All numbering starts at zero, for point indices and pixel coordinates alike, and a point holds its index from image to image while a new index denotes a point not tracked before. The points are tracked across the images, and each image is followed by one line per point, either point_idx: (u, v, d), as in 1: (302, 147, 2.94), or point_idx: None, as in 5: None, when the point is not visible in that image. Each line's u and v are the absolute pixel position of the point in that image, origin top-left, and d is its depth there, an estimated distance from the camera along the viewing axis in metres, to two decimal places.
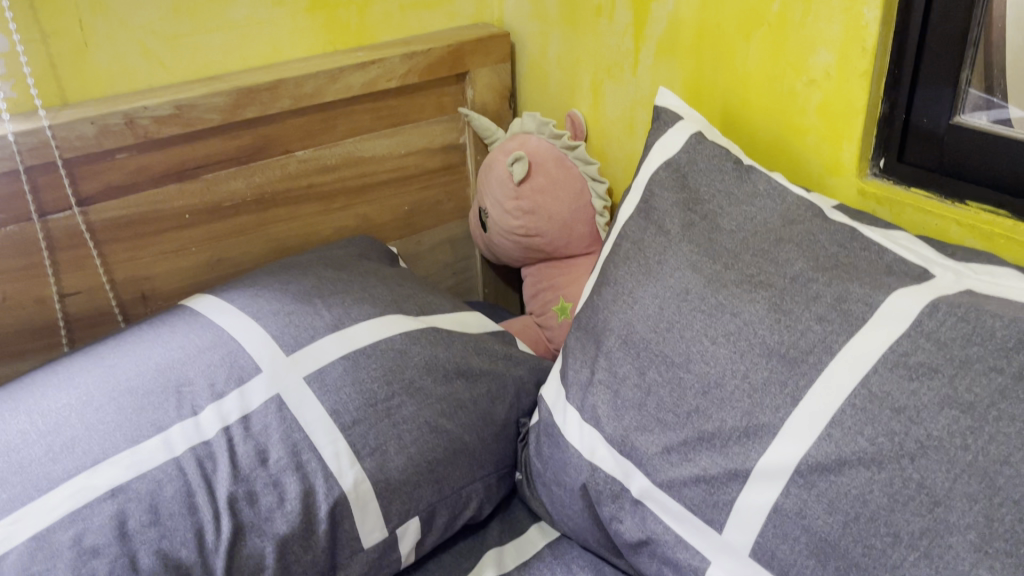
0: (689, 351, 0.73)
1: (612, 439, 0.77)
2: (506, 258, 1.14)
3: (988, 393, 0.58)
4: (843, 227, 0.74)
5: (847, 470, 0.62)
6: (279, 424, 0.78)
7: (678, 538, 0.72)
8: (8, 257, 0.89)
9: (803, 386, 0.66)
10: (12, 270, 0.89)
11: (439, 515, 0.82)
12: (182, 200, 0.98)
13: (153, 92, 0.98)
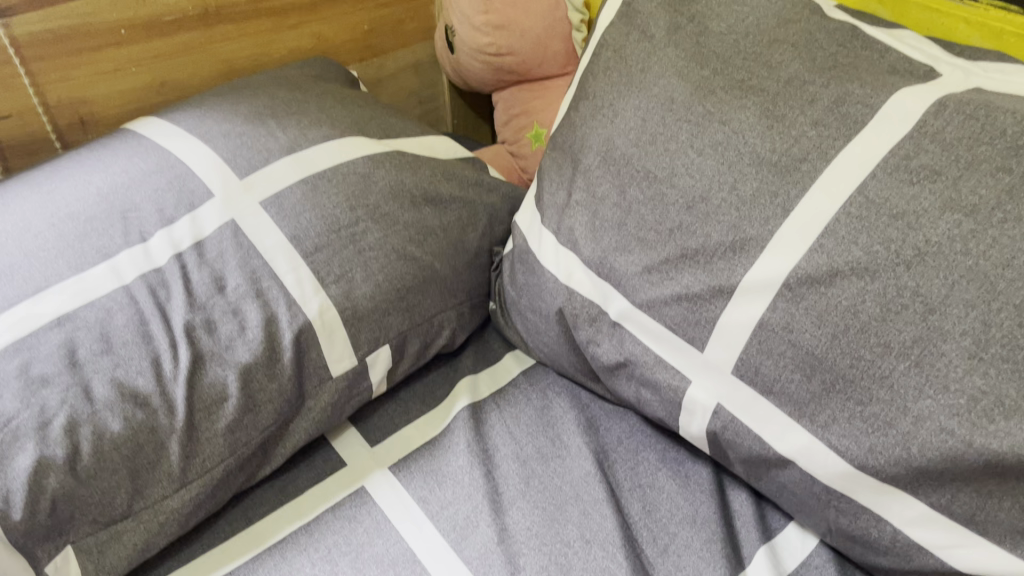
0: (673, 165, 0.68)
1: (590, 261, 0.73)
2: (477, 82, 1.06)
3: (994, 195, 0.54)
4: (842, 26, 0.68)
5: (838, 282, 0.59)
6: (236, 250, 0.74)
7: (657, 359, 0.70)
8: None
9: (795, 196, 0.61)
10: None
11: (411, 344, 0.80)
12: (115, 13, 0.89)
13: None
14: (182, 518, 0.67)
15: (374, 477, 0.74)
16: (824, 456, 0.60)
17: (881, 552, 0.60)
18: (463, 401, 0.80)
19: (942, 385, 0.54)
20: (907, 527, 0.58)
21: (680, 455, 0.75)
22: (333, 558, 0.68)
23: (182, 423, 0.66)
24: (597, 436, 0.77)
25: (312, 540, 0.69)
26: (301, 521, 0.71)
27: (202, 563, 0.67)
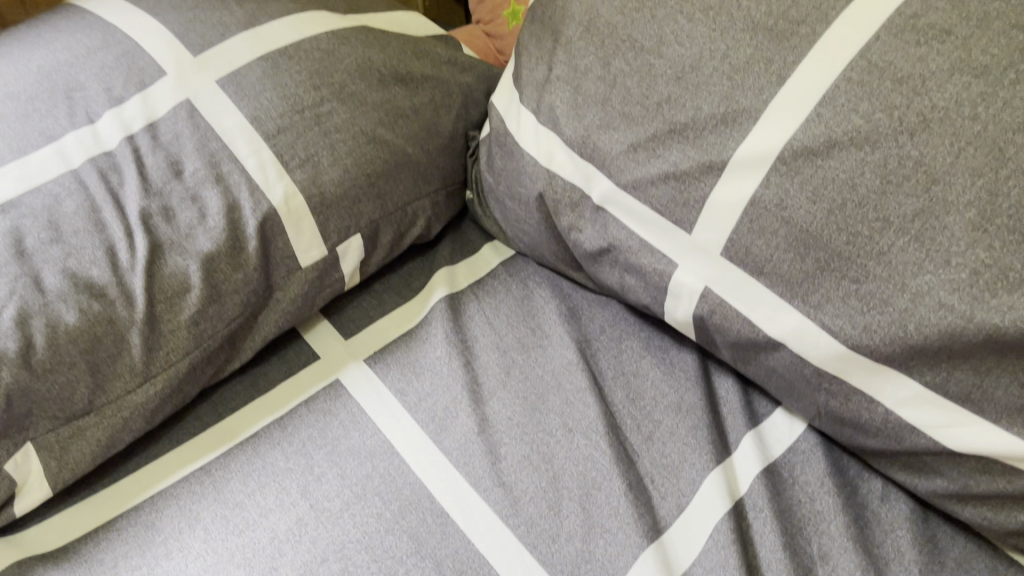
0: (661, 34, 0.63)
1: (571, 141, 0.69)
2: None
3: (1006, 54, 0.51)
4: None
5: (836, 154, 0.55)
6: (192, 133, 0.69)
7: (642, 243, 0.66)
8: None
9: (792, 63, 0.57)
10: None
11: (384, 233, 0.75)
12: None
13: None
14: (147, 414, 0.64)
15: (349, 370, 0.71)
16: (817, 337, 0.58)
17: (870, 434, 0.59)
18: (440, 293, 0.77)
19: (943, 260, 0.52)
20: (898, 408, 0.56)
21: (664, 343, 0.73)
22: (308, 451, 0.66)
23: (142, 315, 0.62)
24: (579, 325, 0.75)
25: (286, 434, 0.67)
26: (274, 416, 0.68)
27: (172, 459, 0.65)
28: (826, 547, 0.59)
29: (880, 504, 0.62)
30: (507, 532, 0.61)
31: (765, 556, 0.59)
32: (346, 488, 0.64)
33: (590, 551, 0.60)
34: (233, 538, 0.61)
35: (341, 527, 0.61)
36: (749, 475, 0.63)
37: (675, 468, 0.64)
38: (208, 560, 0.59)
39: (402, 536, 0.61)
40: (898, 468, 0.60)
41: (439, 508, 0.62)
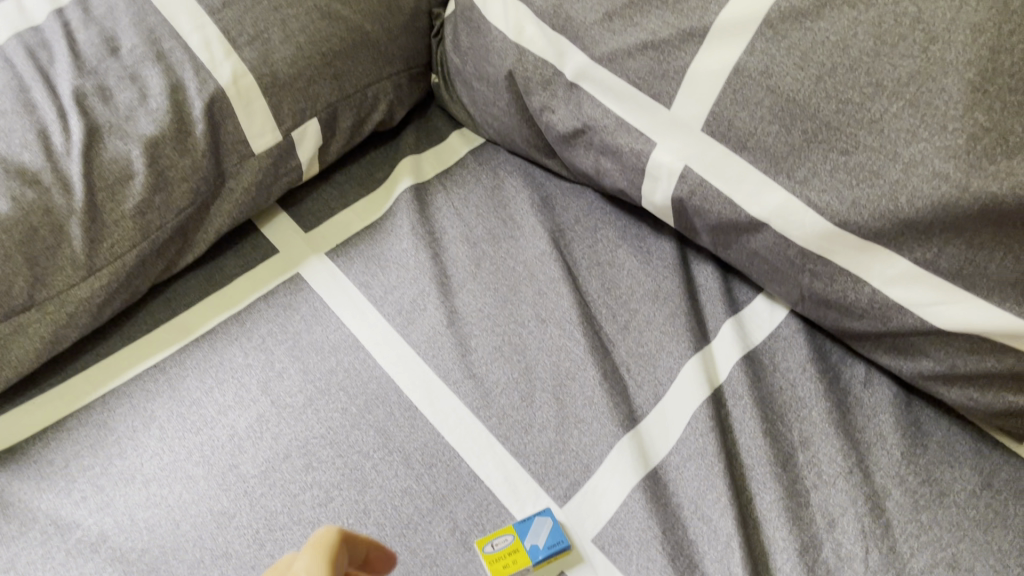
0: None
1: (542, 13, 0.64)
2: None
3: None
4: None
5: (828, 13, 0.51)
6: (128, 7, 0.64)
7: (618, 121, 0.62)
8: None
9: None
10: None
11: (343, 118, 0.70)
12: None
13: None
14: (94, 309, 0.60)
15: (310, 264, 0.67)
16: (802, 214, 0.54)
17: (856, 316, 0.56)
18: (405, 182, 0.72)
19: (939, 126, 0.48)
20: (886, 287, 0.53)
21: (641, 231, 0.69)
22: (268, 346, 0.63)
23: (82, 203, 0.58)
24: (552, 213, 0.71)
25: (244, 330, 0.64)
26: (231, 312, 0.64)
27: (124, 357, 0.62)
28: (807, 433, 0.57)
29: (863, 390, 0.60)
30: (478, 423, 0.59)
31: (745, 443, 0.57)
32: (309, 384, 0.61)
33: (563, 442, 0.58)
34: (191, 437, 0.58)
35: (304, 423, 0.59)
36: (728, 363, 0.61)
37: (652, 357, 0.62)
38: (165, 459, 0.57)
39: (368, 431, 0.58)
40: (883, 352, 0.57)
41: (407, 402, 0.60)
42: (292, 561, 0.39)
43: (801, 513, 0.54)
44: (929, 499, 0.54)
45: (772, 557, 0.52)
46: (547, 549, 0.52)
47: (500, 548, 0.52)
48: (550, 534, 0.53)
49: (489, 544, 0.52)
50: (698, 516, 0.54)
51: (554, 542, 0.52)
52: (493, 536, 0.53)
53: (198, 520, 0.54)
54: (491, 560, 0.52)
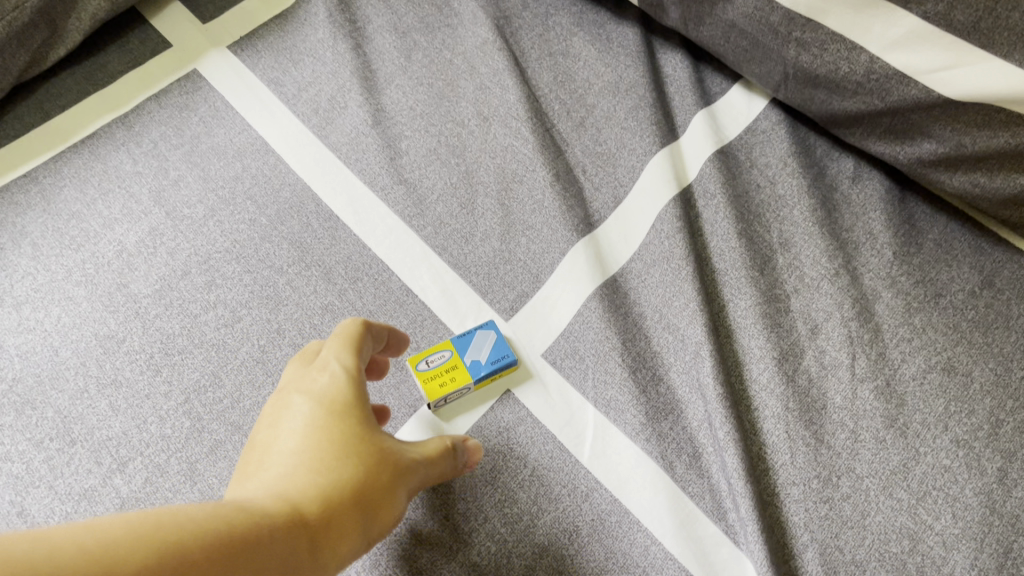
0: None
1: None
2: None
3: None
4: None
5: None
6: None
7: None
8: None
9: None
10: None
11: None
12: None
13: None
14: None
15: (211, 59, 0.57)
16: None
17: (848, 95, 0.48)
18: None
19: None
20: (885, 54, 0.45)
21: (599, 19, 0.60)
22: (161, 152, 0.53)
23: None
24: None
25: (132, 134, 0.54)
26: (116, 115, 0.55)
27: None
28: (788, 233, 0.50)
29: (851, 186, 0.52)
30: (410, 233, 0.51)
31: (717, 246, 0.49)
32: (210, 194, 0.52)
33: (508, 252, 0.50)
34: (70, 255, 0.49)
35: (205, 236, 0.50)
36: (699, 159, 0.53)
37: (611, 156, 0.53)
38: (40, 279, 0.48)
39: (281, 243, 0.50)
40: (877, 138, 0.49)
41: (326, 211, 0.51)
42: (316, 347, 0.39)
43: (780, 320, 0.47)
44: (922, 300, 0.47)
45: (748, 368, 0.46)
46: (490, 365, 0.45)
47: (435, 365, 0.45)
48: (493, 348, 0.46)
49: (422, 362, 0.45)
50: (663, 326, 0.47)
51: (498, 358, 0.45)
52: (427, 352, 0.45)
53: (80, 346, 0.46)
54: (424, 378, 0.44)
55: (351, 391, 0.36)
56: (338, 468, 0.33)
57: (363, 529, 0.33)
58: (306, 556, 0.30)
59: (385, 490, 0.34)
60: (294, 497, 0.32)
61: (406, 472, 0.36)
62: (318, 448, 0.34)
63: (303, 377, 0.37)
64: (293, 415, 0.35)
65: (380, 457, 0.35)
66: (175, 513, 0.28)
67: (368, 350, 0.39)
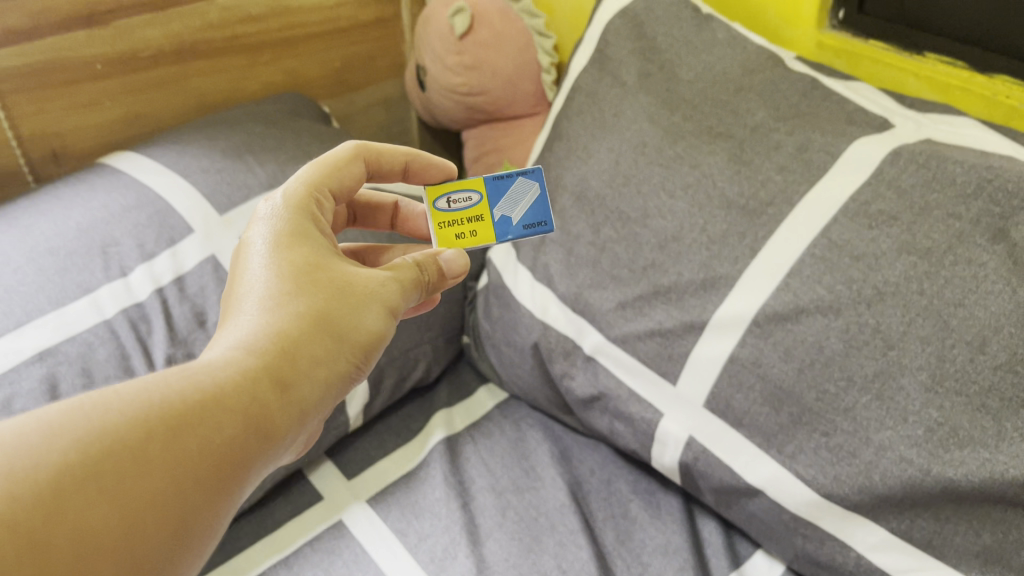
0: (646, 205, 0.71)
1: (565, 297, 0.75)
2: (445, 119, 1.08)
3: (946, 239, 0.57)
4: (804, 77, 0.71)
5: (804, 318, 0.62)
6: (216, 286, 0.75)
7: (631, 392, 0.72)
8: None
9: (763, 237, 0.65)
10: None
11: (388, 377, 0.80)
12: (94, 47, 0.89)
13: None
14: None
15: (353, 509, 0.75)
16: (792, 486, 0.63)
17: None
18: (437, 435, 0.82)
19: (901, 416, 0.57)
20: (869, 552, 0.61)
21: (651, 486, 0.77)
22: None
23: None
24: (570, 466, 0.80)
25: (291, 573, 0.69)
26: (280, 555, 0.71)
27: None
28: None
29: None
30: None
31: None
32: None
33: None
34: None
35: None
36: None
37: None
38: None
39: None
40: None
41: None
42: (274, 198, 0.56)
43: None
44: None
45: None
46: (516, 228, 0.65)
47: (455, 208, 0.64)
48: (522, 214, 0.65)
49: (445, 204, 0.64)
50: None
51: (523, 220, 0.65)
52: (453, 194, 0.64)
53: None
54: (445, 221, 0.64)
55: (291, 234, 0.51)
56: (287, 302, 0.48)
57: (327, 337, 0.48)
58: (279, 369, 0.45)
59: (350, 314, 0.50)
60: (264, 331, 0.46)
61: (354, 292, 0.51)
62: (284, 278, 0.49)
63: (268, 210, 0.53)
64: (253, 264, 0.50)
65: (329, 288, 0.50)
66: (148, 376, 0.41)
67: (353, 174, 0.60)
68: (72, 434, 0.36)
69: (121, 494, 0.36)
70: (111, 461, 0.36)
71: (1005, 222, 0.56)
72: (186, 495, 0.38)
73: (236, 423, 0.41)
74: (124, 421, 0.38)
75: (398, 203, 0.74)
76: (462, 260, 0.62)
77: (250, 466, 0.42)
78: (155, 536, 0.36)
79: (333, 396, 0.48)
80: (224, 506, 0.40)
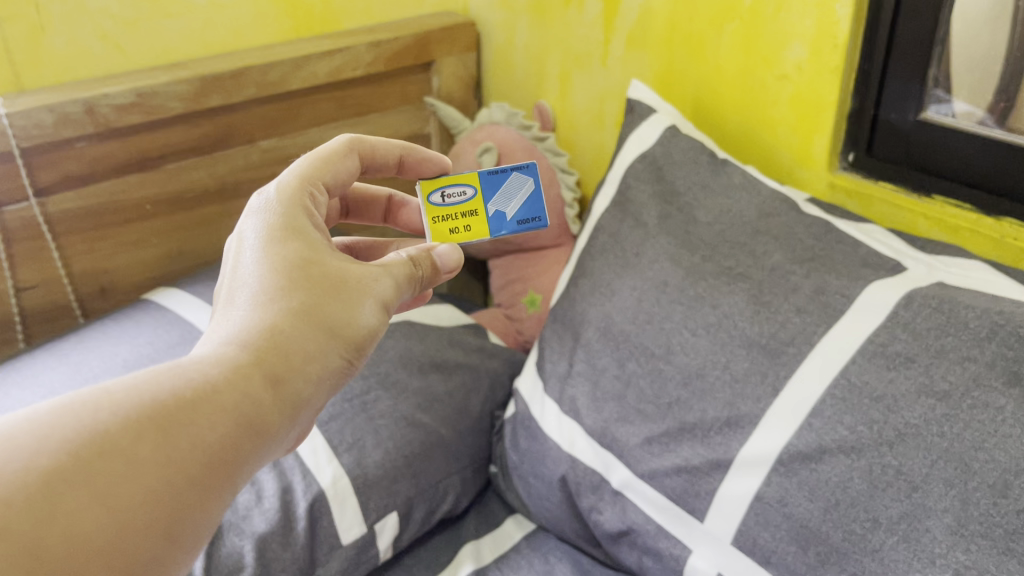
0: (670, 343, 0.73)
1: (592, 431, 0.77)
2: (473, 250, 1.16)
3: (963, 381, 0.58)
4: (817, 220, 0.75)
5: (827, 458, 0.62)
6: None
7: (659, 528, 0.72)
8: None
9: (784, 376, 0.66)
10: None
11: (417, 510, 0.81)
12: (143, 190, 0.98)
13: (123, 82, 0.93)
14: None
15: None
16: None
17: None
18: (466, 567, 0.82)
19: (929, 560, 0.55)
20: None
21: None
22: None
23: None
24: None
25: None
26: None
27: None
28: None
29: None
30: None
31: None
32: None
33: None
34: None
35: None
36: None
37: None
38: None
39: None
40: None
41: None
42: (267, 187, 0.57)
43: None
44: None
45: None
46: (511, 223, 0.70)
47: (448, 202, 0.70)
48: (514, 208, 0.70)
49: (439, 200, 0.70)
50: None
51: (516, 216, 0.70)
52: (447, 189, 0.70)
53: None
54: (438, 216, 0.69)
55: (282, 226, 0.53)
56: (278, 297, 0.49)
57: (319, 332, 0.50)
58: (266, 369, 0.47)
59: (343, 308, 0.51)
60: (253, 329, 0.48)
61: (347, 286, 0.52)
62: (277, 273, 0.50)
63: (261, 206, 0.55)
64: (245, 259, 0.52)
65: (322, 281, 0.51)
66: (137, 379, 0.43)
67: (346, 167, 0.63)
68: (60, 436, 0.39)
69: (110, 493, 0.39)
70: (100, 463, 0.39)
71: (1020, 366, 0.56)
72: (172, 492, 0.41)
73: (221, 422, 0.44)
74: (111, 424, 0.40)
75: (393, 198, 0.77)
76: (457, 254, 0.63)
77: (239, 461, 0.44)
78: (145, 534, 0.39)
79: (328, 387, 0.51)
80: (212, 501, 0.43)
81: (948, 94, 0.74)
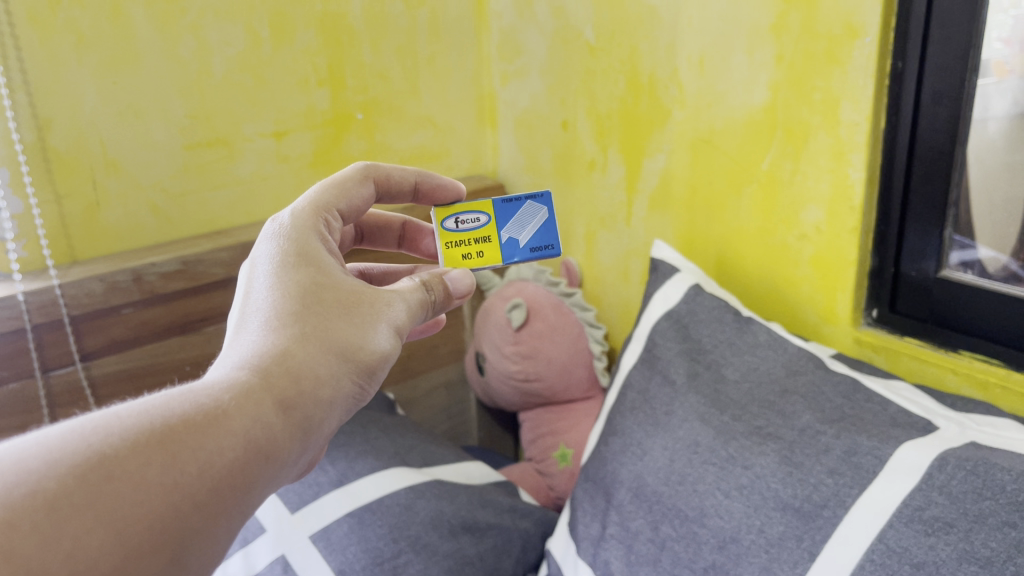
0: (703, 505, 0.72)
1: None
2: (503, 402, 1.18)
3: (1004, 548, 0.55)
4: (845, 378, 0.76)
5: None
6: None
7: None
8: (19, 411, 0.92)
9: (820, 540, 0.64)
10: (23, 423, 0.92)
11: None
12: (183, 351, 1.02)
13: (170, 252, 0.99)
14: None
15: None
16: None
17: None
18: None
19: None
20: None
21: None
22: None
23: None
24: None
25: None
26: None
27: None
28: None
29: None
30: None
31: None
32: None
33: None
34: None
35: None
36: None
37: None
38: None
39: None
40: None
41: None
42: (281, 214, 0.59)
43: None
44: None
45: None
46: (523, 251, 0.73)
47: (461, 229, 0.73)
48: (529, 236, 0.73)
49: (451, 225, 0.72)
50: None
51: (531, 243, 0.73)
52: (459, 215, 0.73)
53: None
54: (450, 242, 0.72)
55: (294, 252, 0.54)
56: (292, 324, 0.50)
57: (332, 357, 0.51)
58: (280, 391, 0.47)
59: (354, 332, 0.53)
60: (267, 352, 0.48)
61: (358, 312, 0.54)
62: (291, 299, 0.52)
63: (275, 232, 0.56)
64: (258, 288, 0.53)
65: (333, 309, 0.53)
66: (147, 401, 0.43)
67: (361, 194, 0.65)
68: (70, 457, 0.38)
69: (117, 514, 0.37)
70: (108, 485, 0.37)
71: None
72: (183, 516, 0.39)
73: (234, 442, 0.43)
74: (121, 446, 0.39)
75: (405, 224, 0.80)
76: (470, 279, 0.66)
77: (251, 486, 0.43)
78: (153, 556, 0.38)
79: (339, 412, 0.51)
80: (225, 524, 0.42)
81: (970, 239, 0.76)
